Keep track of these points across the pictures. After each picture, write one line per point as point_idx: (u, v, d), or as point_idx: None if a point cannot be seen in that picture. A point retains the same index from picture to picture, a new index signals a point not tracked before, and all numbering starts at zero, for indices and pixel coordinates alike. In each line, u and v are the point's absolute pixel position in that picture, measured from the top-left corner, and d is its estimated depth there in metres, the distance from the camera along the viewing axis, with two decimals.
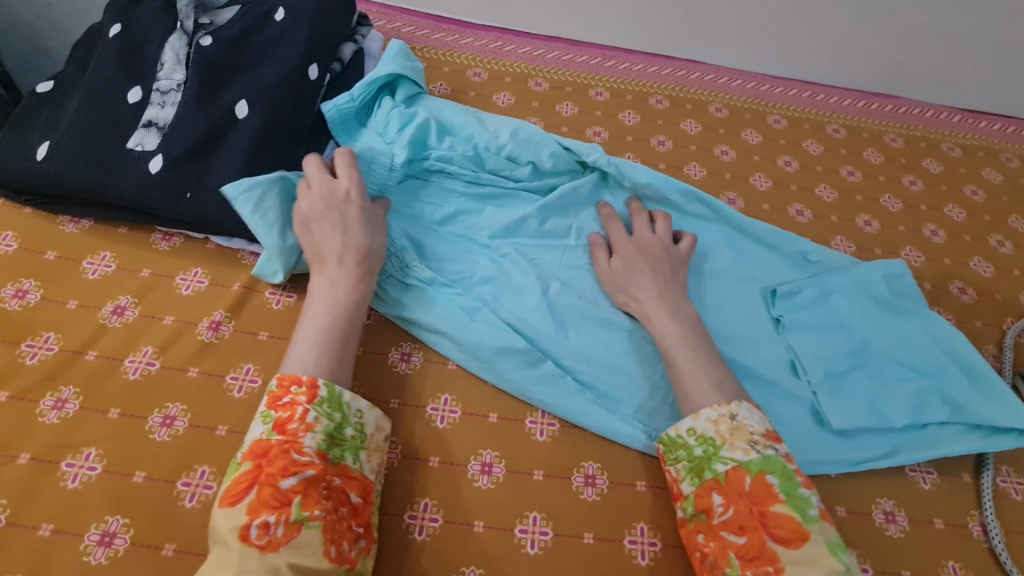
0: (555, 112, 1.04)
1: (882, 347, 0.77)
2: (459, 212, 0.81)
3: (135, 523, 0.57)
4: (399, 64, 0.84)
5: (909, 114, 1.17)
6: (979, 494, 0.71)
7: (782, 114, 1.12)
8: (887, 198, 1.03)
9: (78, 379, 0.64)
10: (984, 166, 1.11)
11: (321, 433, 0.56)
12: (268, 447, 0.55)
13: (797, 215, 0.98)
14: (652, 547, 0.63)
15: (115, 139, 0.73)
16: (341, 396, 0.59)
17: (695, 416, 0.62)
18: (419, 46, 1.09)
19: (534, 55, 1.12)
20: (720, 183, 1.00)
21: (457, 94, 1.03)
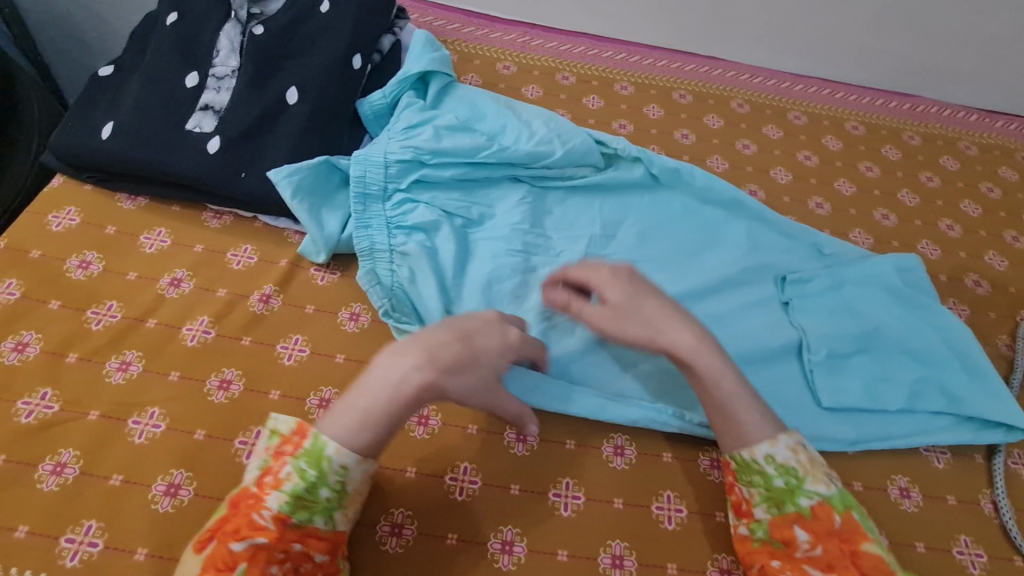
0: (582, 105, 1.08)
1: (890, 336, 0.80)
2: (488, 204, 0.84)
3: (197, 477, 0.61)
4: (429, 58, 0.87)
5: (927, 112, 1.20)
6: (991, 475, 0.74)
7: (802, 111, 1.15)
8: (904, 193, 1.06)
9: (140, 344, 0.68)
10: (1001, 164, 1.13)
11: (288, 493, 0.54)
12: (240, 501, 0.55)
13: (817, 208, 1.01)
14: (678, 513, 0.67)
15: (174, 121, 0.77)
16: (324, 450, 0.55)
17: (774, 442, 0.61)
18: (450, 39, 1.13)
19: (562, 50, 1.16)
20: (742, 175, 1.03)
21: (487, 86, 1.07)
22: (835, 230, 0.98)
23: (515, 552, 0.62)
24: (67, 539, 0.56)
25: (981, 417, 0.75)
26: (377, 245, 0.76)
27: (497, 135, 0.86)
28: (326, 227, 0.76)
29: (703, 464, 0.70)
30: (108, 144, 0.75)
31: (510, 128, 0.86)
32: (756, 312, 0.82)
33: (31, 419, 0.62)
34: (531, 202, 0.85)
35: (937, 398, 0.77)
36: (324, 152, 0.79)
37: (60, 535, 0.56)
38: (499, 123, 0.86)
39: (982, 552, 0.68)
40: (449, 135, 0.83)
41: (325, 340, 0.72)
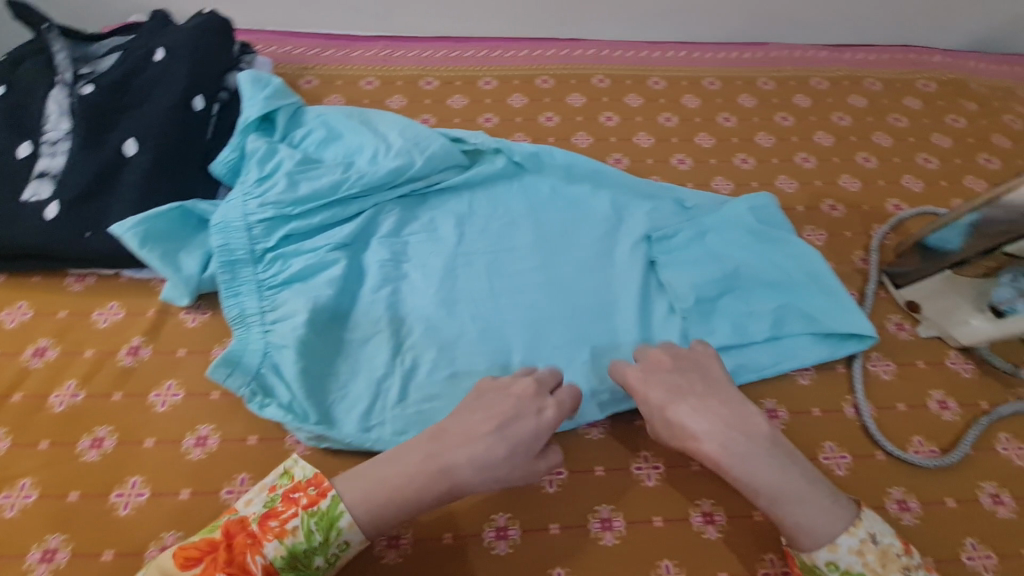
0: (447, 106, 1.11)
1: (750, 273, 0.84)
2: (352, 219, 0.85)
3: (74, 538, 0.61)
4: (273, 90, 0.88)
5: (778, 58, 1.26)
6: (851, 380, 0.80)
7: (661, 76, 1.20)
8: (761, 136, 1.11)
9: (7, 421, 0.68)
10: (850, 94, 1.20)
11: (283, 548, 0.55)
12: (235, 531, 0.55)
13: (679, 163, 1.06)
14: (553, 475, 0.71)
15: (11, 193, 0.77)
16: (337, 520, 0.57)
17: (838, 549, 0.59)
18: (312, 65, 1.15)
19: (422, 57, 1.19)
20: (606, 147, 1.07)
21: (353, 103, 1.10)
22: (698, 183, 1.03)
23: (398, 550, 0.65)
24: None
25: (840, 331, 0.80)
26: (238, 278, 0.77)
27: (352, 152, 0.88)
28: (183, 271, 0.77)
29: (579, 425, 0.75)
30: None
31: (365, 145, 0.88)
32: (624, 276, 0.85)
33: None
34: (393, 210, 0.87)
35: (800, 321, 0.81)
36: (173, 197, 0.80)
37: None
38: (354, 142, 0.88)
39: (846, 454, 0.74)
40: (300, 160, 0.84)
41: (197, 381, 0.73)
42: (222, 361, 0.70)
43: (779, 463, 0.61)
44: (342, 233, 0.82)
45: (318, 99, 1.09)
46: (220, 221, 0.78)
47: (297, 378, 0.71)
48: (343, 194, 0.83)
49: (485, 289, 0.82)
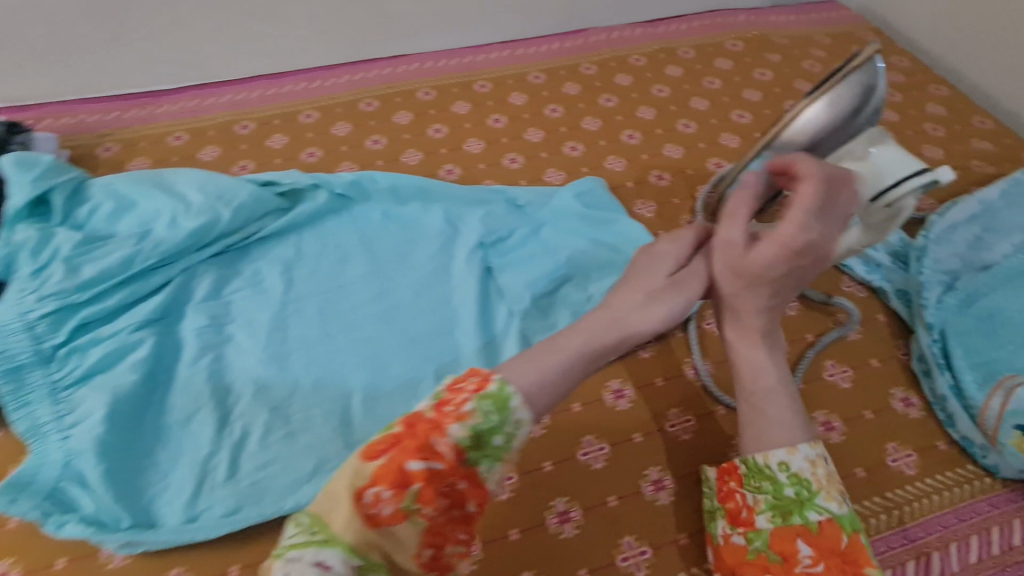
0: (392, 123, 0.96)
1: (584, 259, 0.75)
2: (185, 277, 0.70)
3: (23, 557, 0.53)
4: (32, 172, 0.69)
5: (733, 22, 1.19)
6: (893, 329, 0.71)
7: (591, 61, 1.10)
8: (736, 113, 1.00)
9: None
10: (802, 60, 1.12)
11: (470, 430, 0.39)
12: (415, 418, 0.40)
13: (684, 127, 0.97)
14: (602, 451, 0.62)
15: None
16: (508, 401, 0.41)
17: (793, 450, 0.51)
18: (200, 117, 0.96)
19: (354, 80, 1.04)
20: (558, 137, 0.95)
21: (478, 109, 1.00)
22: None
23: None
24: None
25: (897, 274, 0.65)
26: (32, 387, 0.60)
27: (147, 219, 0.72)
28: (80, 277, 0.64)
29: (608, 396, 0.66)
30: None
31: (163, 207, 0.72)
32: (464, 314, 0.72)
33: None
34: (272, 259, 0.75)
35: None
36: (97, 222, 0.71)
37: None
38: (150, 208, 0.72)
39: (911, 451, 0.61)
40: (253, 187, 0.76)
41: None
42: (11, 406, 0.59)
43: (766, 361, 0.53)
44: (296, 257, 0.76)
45: (394, 158, 0.91)
46: (191, 239, 0.71)
47: (99, 485, 0.55)
48: (268, 230, 0.76)
49: (319, 331, 0.70)
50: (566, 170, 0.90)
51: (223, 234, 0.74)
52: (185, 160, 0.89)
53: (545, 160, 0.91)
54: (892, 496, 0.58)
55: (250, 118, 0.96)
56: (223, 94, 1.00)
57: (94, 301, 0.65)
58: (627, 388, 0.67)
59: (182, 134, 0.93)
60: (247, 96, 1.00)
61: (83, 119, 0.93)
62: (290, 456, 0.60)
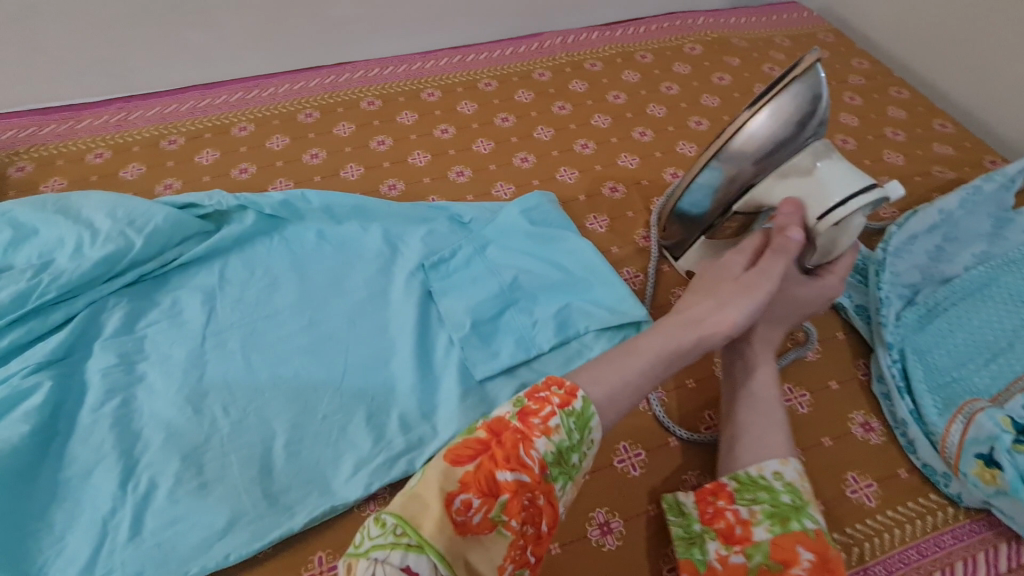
0: (332, 136, 0.91)
1: (530, 280, 0.71)
2: (92, 311, 0.64)
3: None
4: None
5: (692, 25, 1.15)
6: (854, 348, 0.68)
7: (546, 67, 1.05)
8: (694, 119, 0.96)
9: None
10: (763, 63, 1.09)
11: (554, 446, 0.45)
12: (501, 429, 0.46)
13: (640, 136, 0.93)
14: None
15: None
16: (590, 420, 0.48)
17: (785, 461, 0.53)
18: (124, 132, 0.90)
19: (295, 90, 0.98)
20: (508, 148, 0.91)
21: (425, 119, 0.95)
22: None
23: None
24: None
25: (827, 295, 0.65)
26: None
27: (48, 248, 0.65)
28: None
29: None
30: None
31: (66, 234, 0.66)
32: (401, 342, 0.67)
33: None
34: (193, 287, 0.70)
35: (591, 318, 0.67)
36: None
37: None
38: (51, 236, 0.66)
39: (871, 481, 0.58)
40: (171, 210, 0.70)
41: None
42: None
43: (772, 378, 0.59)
44: (222, 286, 0.71)
45: (333, 173, 0.86)
46: (100, 270, 0.65)
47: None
48: (189, 256, 0.71)
49: (241, 367, 0.64)
50: (516, 183, 0.86)
51: (137, 263, 0.68)
52: (105, 179, 0.83)
53: (493, 172, 0.87)
54: (852, 532, 0.55)
55: (180, 132, 0.90)
56: (149, 107, 0.94)
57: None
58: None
59: (103, 151, 0.86)
60: (176, 108, 0.94)
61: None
62: (200, 512, 0.54)
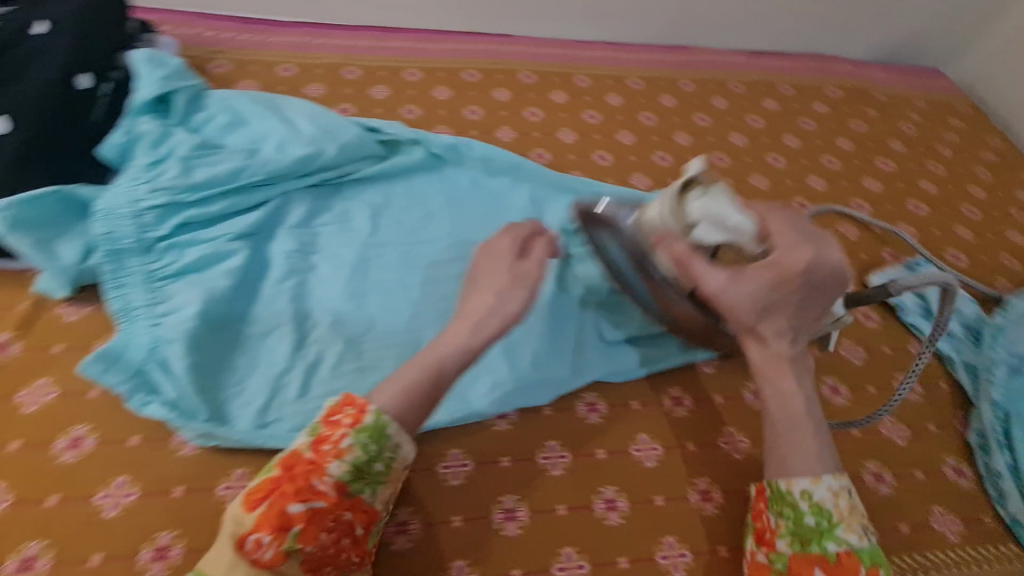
0: (490, 98, 0.98)
1: None
2: (283, 200, 0.73)
3: (99, 427, 0.56)
4: (159, 71, 0.72)
5: (833, 70, 1.19)
6: (956, 398, 0.72)
7: (690, 79, 1.10)
8: (826, 158, 1.00)
9: (8, 322, 0.60)
10: (899, 120, 1.12)
11: (348, 464, 0.48)
12: (293, 462, 0.48)
13: (774, 161, 0.97)
14: (654, 451, 0.66)
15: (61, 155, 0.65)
16: (386, 429, 0.50)
17: (818, 481, 0.56)
18: (307, 54, 0.98)
19: (460, 50, 1.05)
20: (648, 145, 0.96)
21: (575, 101, 1.00)
22: None
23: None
24: None
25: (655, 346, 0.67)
26: (131, 271, 0.63)
27: (257, 137, 0.74)
28: (190, 177, 0.67)
29: (666, 403, 0.70)
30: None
31: (273, 129, 0.74)
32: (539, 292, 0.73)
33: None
34: (363, 200, 0.78)
35: None
36: (209, 130, 0.73)
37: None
38: (260, 128, 0.74)
39: (957, 519, 0.62)
40: (359, 130, 0.78)
41: None
42: (110, 285, 0.62)
43: (803, 377, 0.59)
44: (386, 206, 0.78)
45: (488, 132, 0.93)
46: (296, 166, 0.73)
47: (186, 374, 0.57)
48: (364, 173, 0.79)
49: (398, 279, 0.72)
50: (653, 177, 0.91)
51: (324, 167, 0.76)
52: (291, 91, 0.92)
53: (633, 163, 0.92)
54: (932, 556, 0.60)
55: (357, 65, 0.98)
56: (331, 37, 1.02)
57: (202, 204, 0.67)
58: (687, 397, 0.71)
59: (291, 66, 0.95)
60: (355, 43, 1.02)
61: (200, 33, 0.95)
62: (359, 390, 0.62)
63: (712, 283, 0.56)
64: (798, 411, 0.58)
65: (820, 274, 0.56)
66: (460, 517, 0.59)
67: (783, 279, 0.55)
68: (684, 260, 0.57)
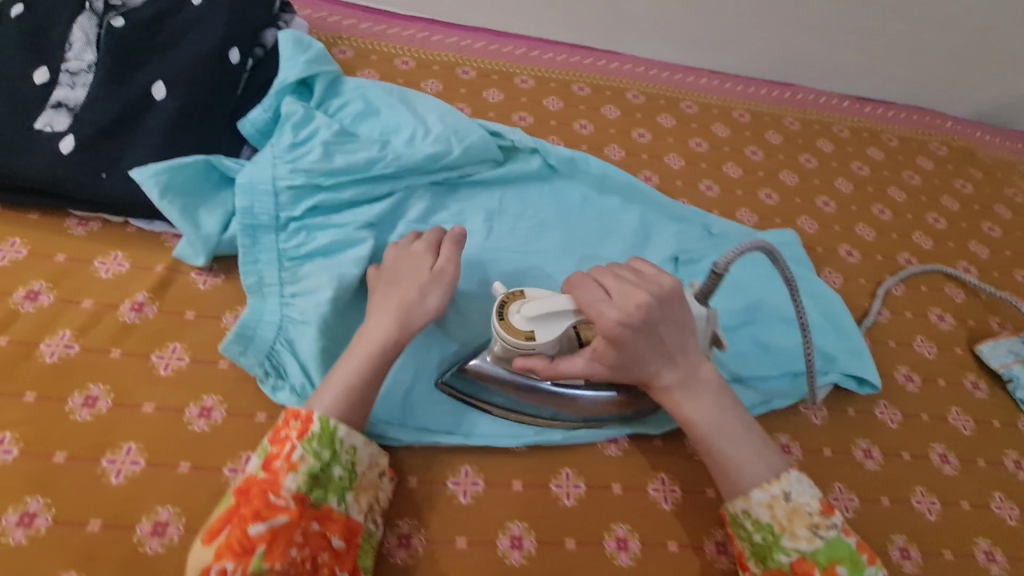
0: (600, 114, 0.97)
1: (774, 307, 0.75)
2: (407, 194, 0.73)
3: (229, 400, 0.56)
4: (303, 55, 0.73)
5: (940, 125, 1.16)
6: None
7: (796, 117, 1.08)
8: (932, 216, 0.98)
9: (148, 285, 0.61)
10: (1005, 185, 1.09)
11: (303, 474, 0.48)
12: (246, 488, 0.48)
13: (880, 213, 0.95)
14: None
15: (204, 126, 0.67)
16: (336, 432, 0.51)
17: (747, 498, 0.53)
18: (423, 48, 0.98)
19: (571, 61, 1.05)
20: (755, 181, 0.94)
21: (683, 127, 1.00)
22: None
23: (414, 547, 0.53)
24: (11, 516, 0.47)
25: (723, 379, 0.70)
26: (264, 249, 0.64)
27: (388, 129, 0.75)
28: (326, 163, 0.67)
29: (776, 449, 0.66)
30: (141, 90, 0.66)
31: (404, 123, 0.75)
32: None
33: (3, 262, 0.60)
34: (481, 202, 0.77)
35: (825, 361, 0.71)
36: (343, 119, 0.74)
37: (101, 456, 0.51)
38: (392, 120, 0.75)
39: None
40: (484, 133, 0.78)
41: None
42: (243, 260, 0.63)
43: (698, 398, 0.56)
44: (502, 211, 0.77)
45: (598, 149, 0.92)
46: (424, 163, 0.73)
47: (314, 359, 0.58)
48: (485, 177, 0.78)
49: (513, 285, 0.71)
50: (759, 215, 0.90)
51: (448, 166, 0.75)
52: (409, 86, 0.92)
53: (740, 198, 0.91)
54: None
55: (471, 66, 0.98)
56: (447, 34, 1.02)
57: (334, 191, 0.68)
58: (796, 445, 0.67)
59: (409, 60, 0.96)
60: (470, 44, 1.02)
61: (323, 17, 0.96)
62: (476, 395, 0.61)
63: (577, 369, 0.55)
64: (711, 425, 0.55)
65: (634, 312, 0.54)
66: (574, 540, 0.55)
67: (617, 340, 0.54)
68: (545, 371, 0.55)
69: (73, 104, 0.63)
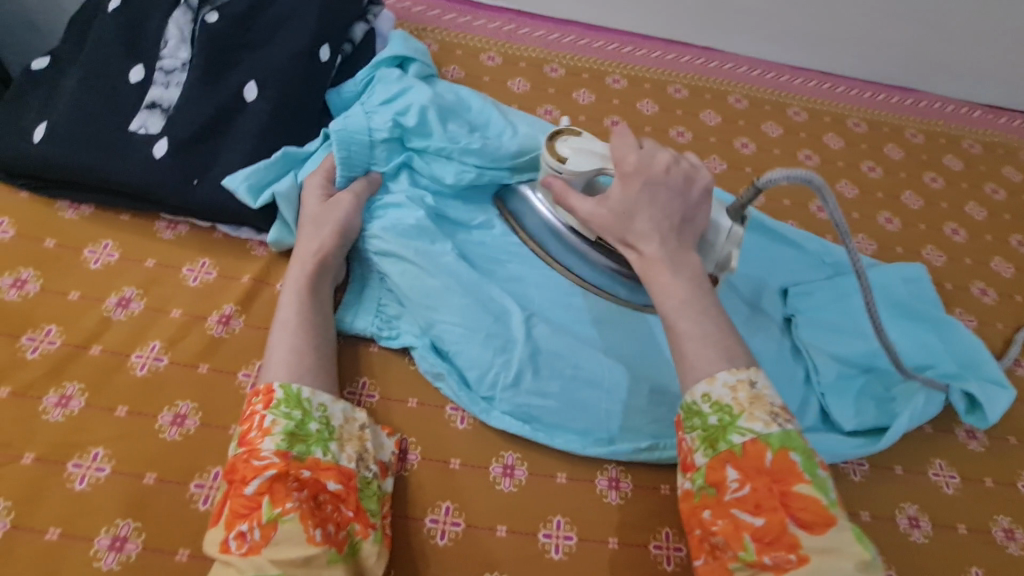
0: (699, 121, 0.89)
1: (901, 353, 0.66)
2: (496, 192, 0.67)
3: None
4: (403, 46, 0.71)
5: None
6: None
7: (919, 129, 0.96)
8: None
9: (234, 297, 0.59)
10: None
11: (280, 434, 0.47)
12: (234, 467, 0.46)
13: (1019, 246, 0.83)
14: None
15: (294, 131, 0.65)
16: (300, 394, 0.49)
17: (711, 378, 0.46)
18: (510, 43, 0.92)
19: (665, 59, 0.96)
20: (873, 202, 0.84)
21: (790, 136, 0.90)
22: None
23: None
24: (103, 539, 0.46)
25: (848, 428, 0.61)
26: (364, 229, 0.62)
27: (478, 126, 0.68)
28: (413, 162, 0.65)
29: (901, 521, 0.58)
30: (232, 91, 0.64)
31: (493, 119, 0.68)
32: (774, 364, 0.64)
33: (96, 266, 0.59)
34: None
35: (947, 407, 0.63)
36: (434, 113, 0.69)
37: (190, 480, 0.50)
38: (483, 117, 0.69)
39: None
40: None
41: None
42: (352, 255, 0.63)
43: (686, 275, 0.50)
44: None
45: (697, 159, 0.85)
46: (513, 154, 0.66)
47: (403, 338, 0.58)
48: None
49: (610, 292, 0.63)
50: (878, 241, 0.80)
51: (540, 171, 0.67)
52: (495, 83, 0.87)
53: (855, 221, 0.82)
54: None
55: (560, 63, 0.92)
56: (535, 28, 0.96)
57: (426, 164, 0.65)
58: (925, 517, 0.59)
59: (495, 55, 0.90)
60: (559, 38, 0.95)
61: (408, 7, 0.92)
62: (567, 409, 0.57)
63: (583, 210, 0.54)
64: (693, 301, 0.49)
65: (658, 173, 0.52)
66: None
67: (627, 183, 0.52)
68: (558, 190, 0.55)
69: (167, 105, 0.63)
